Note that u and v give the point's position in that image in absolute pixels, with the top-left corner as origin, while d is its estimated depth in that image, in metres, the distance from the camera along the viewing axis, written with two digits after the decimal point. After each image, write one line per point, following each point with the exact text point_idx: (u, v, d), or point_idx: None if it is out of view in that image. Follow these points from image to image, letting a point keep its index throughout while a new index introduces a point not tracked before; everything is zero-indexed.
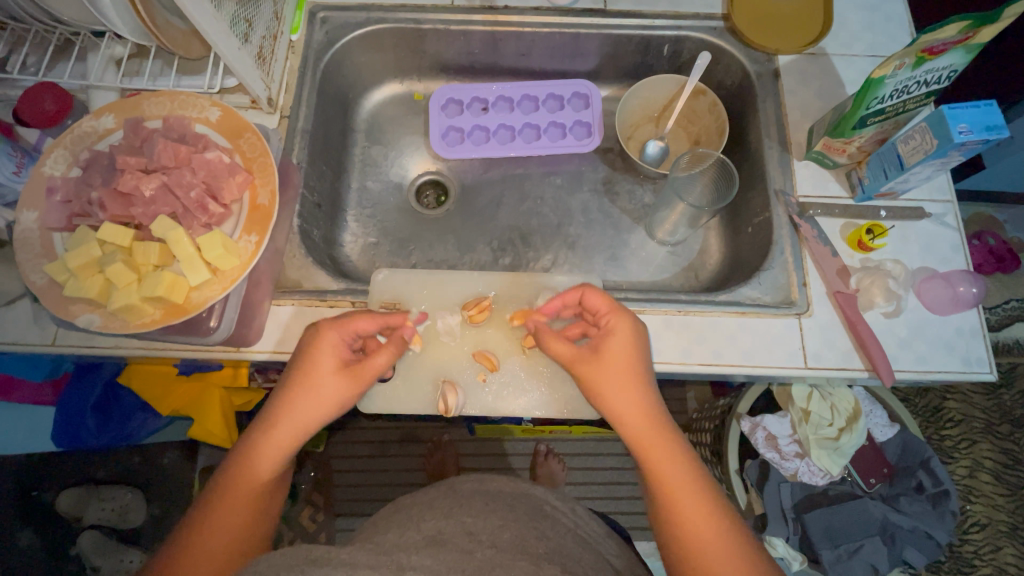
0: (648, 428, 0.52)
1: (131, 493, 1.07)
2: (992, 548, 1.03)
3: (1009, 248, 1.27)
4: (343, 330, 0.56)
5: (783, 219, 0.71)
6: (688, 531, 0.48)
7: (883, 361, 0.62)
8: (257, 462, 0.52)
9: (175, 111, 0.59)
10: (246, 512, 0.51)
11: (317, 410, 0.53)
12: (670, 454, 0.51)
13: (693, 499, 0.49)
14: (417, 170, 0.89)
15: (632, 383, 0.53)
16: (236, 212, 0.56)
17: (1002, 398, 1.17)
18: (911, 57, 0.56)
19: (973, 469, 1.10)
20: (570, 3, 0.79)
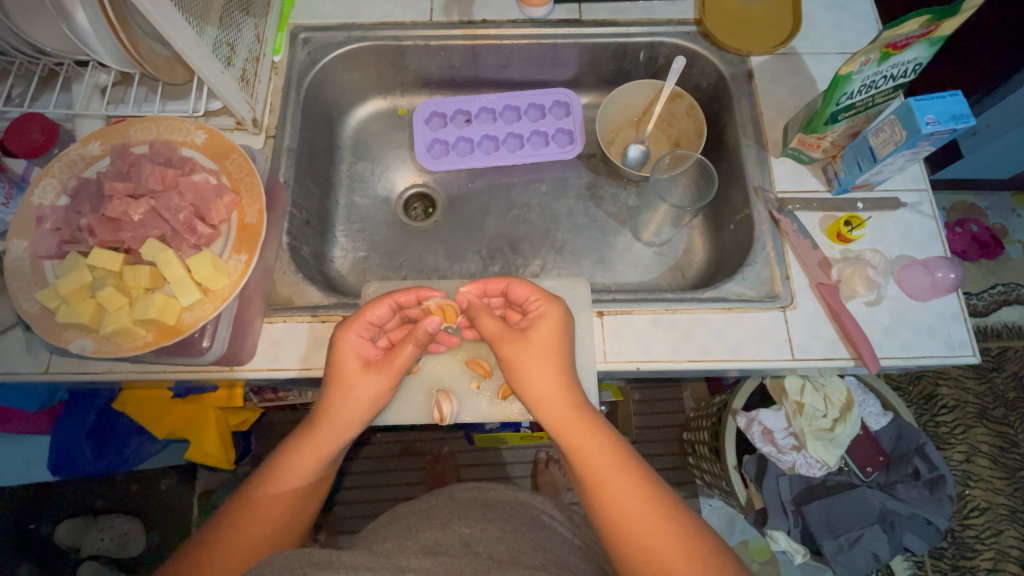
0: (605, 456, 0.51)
1: (130, 521, 1.04)
2: (993, 533, 1.07)
3: (992, 234, 1.35)
4: (361, 323, 0.57)
5: (763, 215, 0.72)
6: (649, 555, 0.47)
7: (867, 348, 0.64)
8: (297, 464, 0.53)
9: (162, 135, 0.60)
10: (287, 510, 0.52)
11: (359, 411, 0.55)
12: (637, 500, 0.49)
13: (654, 525, 0.48)
14: (403, 184, 0.90)
15: (585, 434, 0.52)
16: (225, 232, 0.57)
17: (994, 382, 1.20)
18: (877, 52, 0.58)
19: (970, 454, 1.13)
20: (545, 14, 0.81)
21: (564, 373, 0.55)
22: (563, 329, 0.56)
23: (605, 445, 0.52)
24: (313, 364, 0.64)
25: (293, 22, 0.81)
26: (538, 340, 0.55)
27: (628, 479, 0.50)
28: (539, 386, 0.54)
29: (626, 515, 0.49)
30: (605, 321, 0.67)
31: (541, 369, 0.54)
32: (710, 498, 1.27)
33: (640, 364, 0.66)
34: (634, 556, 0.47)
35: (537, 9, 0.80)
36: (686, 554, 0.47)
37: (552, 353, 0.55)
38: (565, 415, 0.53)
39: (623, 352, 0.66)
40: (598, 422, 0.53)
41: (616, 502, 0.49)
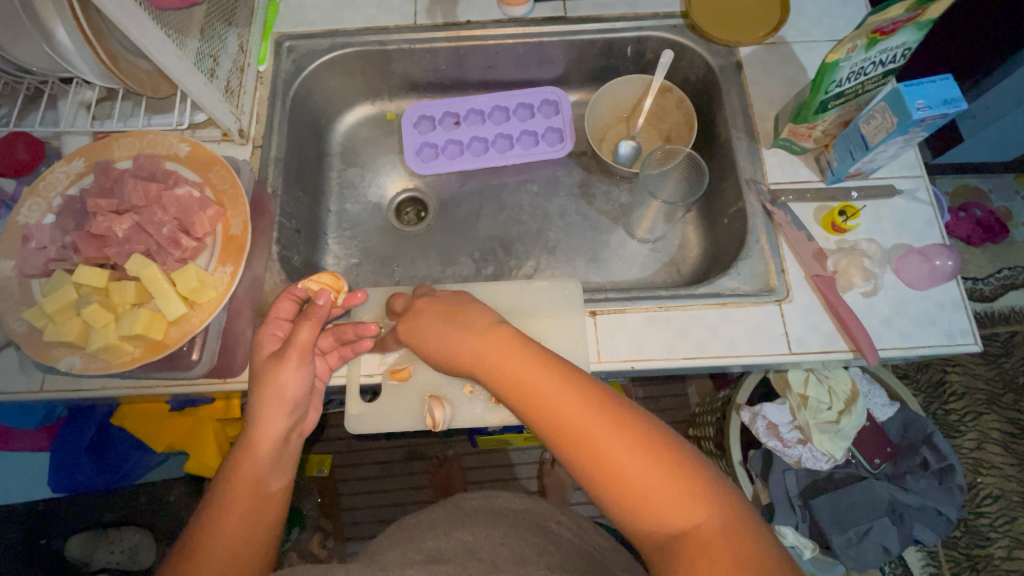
0: (527, 374, 0.49)
1: (139, 534, 1.07)
2: (1008, 521, 1.10)
3: (996, 219, 1.39)
4: (272, 323, 0.59)
5: (756, 208, 0.71)
6: (596, 458, 0.45)
7: (865, 339, 0.62)
8: (240, 471, 0.53)
9: (145, 149, 0.60)
10: (246, 521, 0.52)
11: (281, 407, 0.55)
12: (577, 405, 0.47)
13: (593, 427, 0.45)
14: (394, 189, 0.89)
15: (505, 358, 0.51)
16: (210, 245, 0.56)
17: (1004, 366, 1.23)
18: (864, 38, 0.57)
19: (980, 441, 1.16)
20: (526, 12, 0.80)
21: (463, 319, 0.56)
22: (443, 296, 0.59)
23: (527, 363, 0.50)
24: None
25: (277, 31, 0.80)
26: (429, 301, 0.59)
27: (554, 386, 0.48)
28: (445, 331, 0.56)
29: (564, 424, 0.46)
30: (598, 321, 0.66)
31: (437, 319, 0.57)
32: None
33: (634, 364, 0.65)
34: (586, 464, 0.45)
35: (518, 7, 0.79)
36: (625, 446, 0.44)
37: (443, 314, 0.57)
38: (481, 345, 0.53)
39: (617, 351, 0.65)
40: (517, 338, 0.52)
41: (552, 418, 0.47)
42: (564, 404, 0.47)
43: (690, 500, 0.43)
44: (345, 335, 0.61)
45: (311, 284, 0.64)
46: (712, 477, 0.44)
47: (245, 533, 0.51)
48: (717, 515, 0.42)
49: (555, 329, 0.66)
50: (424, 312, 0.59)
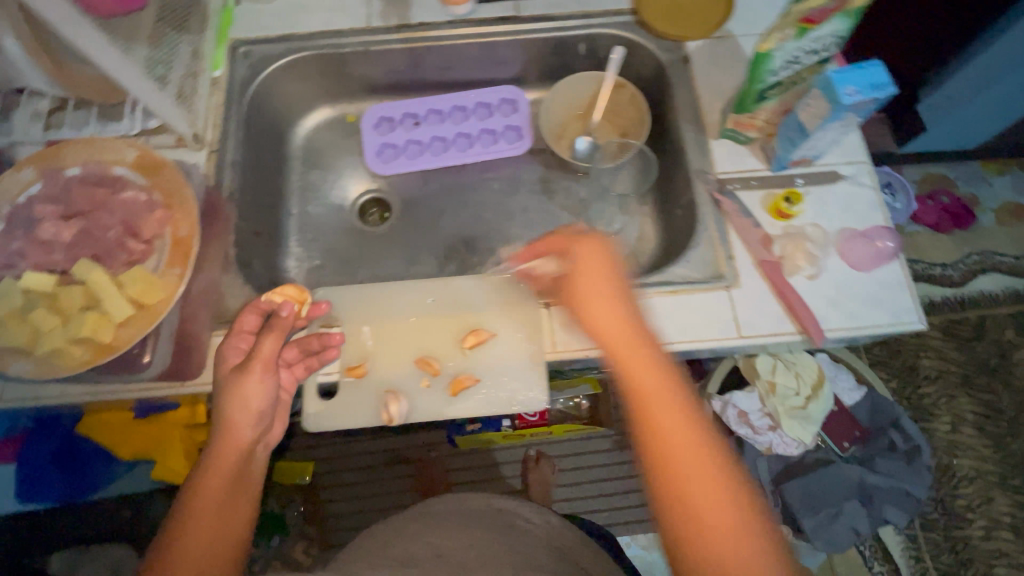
0: (657, 386, 0.52)
1: None
2: (984, 500, 1.22)
3: (962, 205, 1.47)
4: (235, 336, 0.59)
5: (705, 197, 0.73)
6: (677, 474, 0.48)
7: (812, 321, 0.64)
8: (205, 485, 0.54)
9: (91, 154, 0.59)
10: (211, 533, 0.52)
11: (246, 416, 0.56)
12: (676, 429, 0.49)
13: (686, 449, 0.48)
14: (356, 191, 0.90)
15: (637, 360, 0.53)
16: (158, 247, 0.56)
17: (976, 349, 1.35)
18: (793, 28, 0.58)
19: (958, 423, 1.29)
20: (468, 12, 0.82)
21: (625, 306, 0.57)
22: (607, 266, 0.59)
23: (659, 371, 0.52)
24: None
25: (233, 37, 0.81)
26: (588, 275, 0.58)
27: (669, 404, 0.51)
28: (598, 315, 0.56)
29: (664, 443, 0.49)
30: (555, 312, 0.66)
31: (601, 298, 0.57)
32: None
33: (590, 352, 0.65)
34: (657, 468, 0.49)
35: (460, 7, 0.82)
36: (711, 477, 0.47)
37: (612, 295, 0.57)
38: (622, 340, 0.55)
39: (573, 341, 0.66)
40: (655, 348, 0.54)
41: (653, 431, 0.50)
42: (665, 416, 0.50)
43: (750, 541, 0.45)
44: (309, 346, 0.63)
45: (275, 297, 0.62)
46: (762, 512, 0.47)
47: (211, 546, 0.52)
48: (759, 556, 0.45)
49: (510, 321, 0.67)
50: (580, 285, 0.58)
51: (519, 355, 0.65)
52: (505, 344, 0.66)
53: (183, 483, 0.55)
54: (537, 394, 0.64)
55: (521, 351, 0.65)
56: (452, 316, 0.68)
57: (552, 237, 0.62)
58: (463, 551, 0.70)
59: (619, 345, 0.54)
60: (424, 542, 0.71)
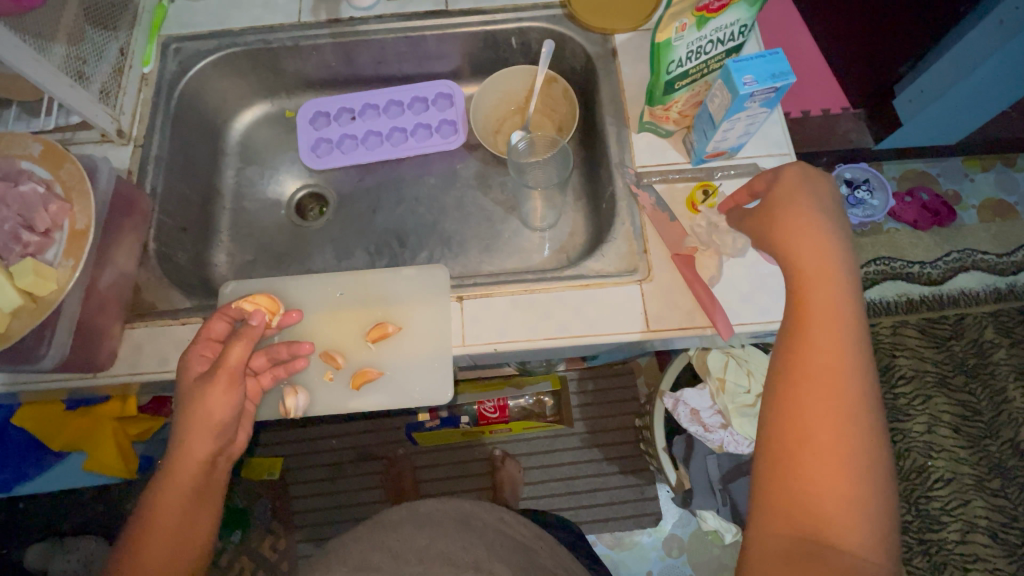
0: (817, 342, 0.50)
1: (95, 542, 1.08)
2: (959, 503, 1.19)
3: (942, 202, 1.45)
4: (201, 343, 0.58)
5: (622, 190, 0.72)
6: (797, 436, 0.47)
7: (720, 315, 0.63)
8: (167, 493, 0.54)
9: (2, 149, 0.61)
10: (171, 545, 0.54)
11: (203, 433, 0.54)
12: (827, 375, 0.48)
13: (818, 415, 0.47)
14: (294, 187, 0.90)
15: (831, 302, 0.51)
16: (57, 239, 0.57)
17: (953, 349, 1.31)
18: (691, 16, 0.57)
19: (932, 424, 1.25)
20: (368, 6, 0.82)
21: (834, 242, 0.53)
22: (812, 186, 0.55)
23: (833, 316, 0.50)
24: (171, 365, 0.65)
25: (164, 33, 0.81)
26: (805, 199, 0.54)
27: (823, 365, 0.49)
28: (812, 243, 0.53)
29: (799, 405, 0.48)
30: (464, 306, 0.66)
31: (807, 228, 0.53)
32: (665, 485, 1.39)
33: (497, 346, 0.65)
34: (778, 431, 0.48)
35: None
36: (838, 450, 0.45)
37: (819, 236, 0.53)
38: (818, 271, 0.52)
39: (481, 335, 0.65)
40: (846, 295, 0.51)
41: (807, 396, 0.48)
42: (806, 381, 0.48)
43: (859, 528, 0.43)
44: (278, 355, 0.63)
45: (245, 306, 0.64)
46: (880, 497, 0.45)
47: (173, 551, 0.54)
48: (862, 544, 0.43)
49: (417, 316, 0.67)
50: (788, 206, 0.54)
51: (423, 349, 0.66)
52: (411, 338, 0.66)
53: (143, 495, 0.56)
54: (438, 387, 0.65)
55: (425, 345, 0.66)
56: (358, 309, 0.68)
57: (783, 165, 0.57)
58: (421, 544, 0.73)
59: (815, 296, 0.51)
60: (382, 545, 0.74)
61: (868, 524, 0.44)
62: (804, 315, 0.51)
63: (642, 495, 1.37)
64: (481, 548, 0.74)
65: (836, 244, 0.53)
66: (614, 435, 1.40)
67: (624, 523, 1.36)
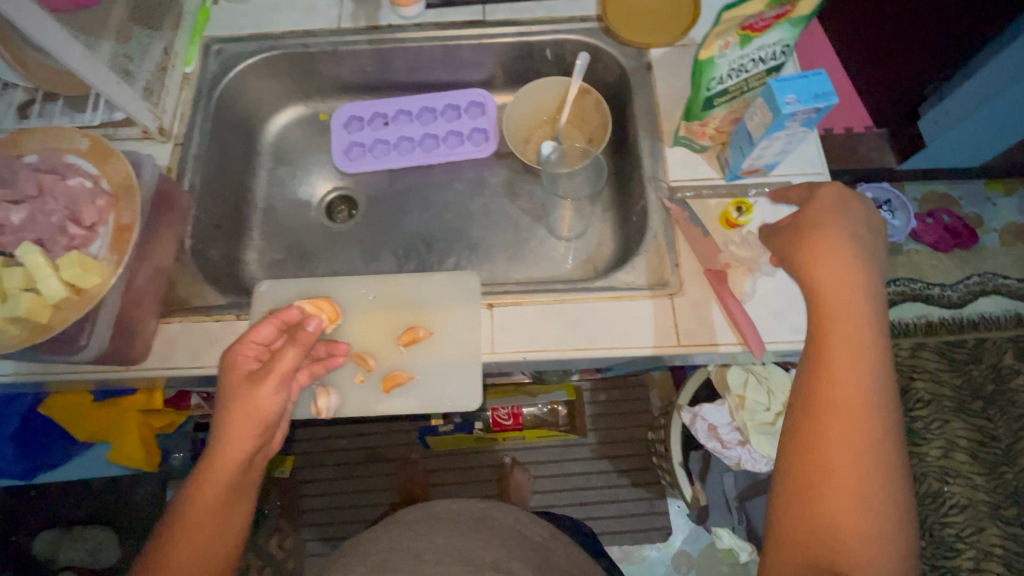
0: (840, 372, 0.49)
1: (103, 532, 1.12)
2: (974, 530, 1.17)
3: (964, 223, 1.44)
4: (246, 343, 0.57)
5: (655, 204, 0.72)
6: (817, 467, 0.47)
7: (752, 333, 0.63)
8: (206, 490, 0.54)
9: (51, 144, 0.62)
10: (206, 542, 0.54)
11: (249, 430, 0.55)
12: (851, 411, 0.48)
13: (838, 447, 0.47)
14: (324, 189, 0.91)
15: (859, 337, 0.50)
16: (101, 233, 0.58)
17: (971, 373, 1.30)
18: (735, 35, 0.58)
19: (948, 449, 1.24)
20: (419, 12, 0.83)
21: (863, 269, 0.52)
22: (844, 210, 0.55)
23: (858, 346, 0.50)
24: (204, 362, 0.66)
25: (207, 34, 0.83)
26: (846, 225, 0.54)
27: (846, 397, 0.48)
28: (838, 270, 0.52)
29: (819, 436, 0.48)
30: (495, 313, 0.66)
31: (841, 256, 0.52)
32: (676, 499, 1.38)
33: (526, 355, 0.65)
34: (796, 460, 0.49)
35: (411, 8, 0.82)
36: (856, 482, 0.46)
37: (846, 264, 0.52)
38: (840, 304, 0.51)
39: (511, 342, 0.65)
40: (869, 324, 0.51)
41: (826, 426, 0.48)
42: (828, 411, 0.48)
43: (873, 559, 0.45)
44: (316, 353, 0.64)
45: (306, 308, 0.64)
46: (896, 527, 0.46)
47: (208, 548, 0.55)
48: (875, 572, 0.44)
49: (447, 321, 0.67)
50: (819, 230, 0.54)
51: (455, 356, 0.66)
52: (442, 344, 0.66)
53: (181, 489, 0.56)
54: (467, 393, 0.65)
55: (456, 351, 0.66)
56: (392, 312, 0.68)
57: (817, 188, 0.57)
58: (436, 543, 0.72)
59: (839, 325, 0.51)
60: (401, 547, 0.74)
61: (882, 553, 0.45)
62: (827, 347, 0.50)
63: (652, 510, 1.36)
64: (499, 547, 0.74)
65: (866, 274, 0.52)
66: (626, 447, 1.39)
67: (632, 536, 1.35)
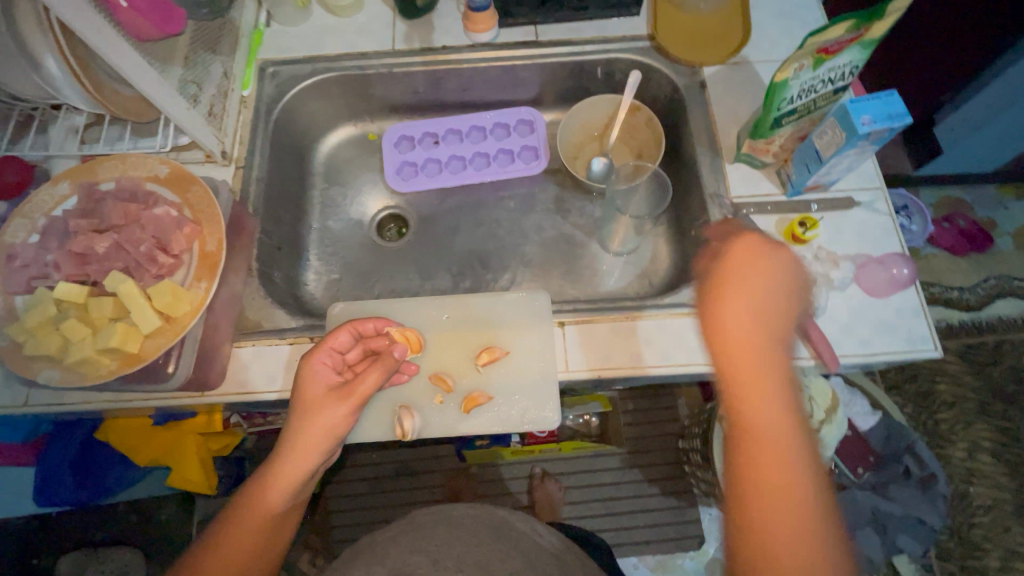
0: (770, 434, 0.46)
1: (131, 553, 0.95)
2: (1000, 530, 1.18)
3: (979, 228, 1.46)
4: (326, 352, 0.58)
5: (719, 220, 0.73)
6: (764, 541, 0.44)
7: (827, 348, 0.64)
8: (267, 491, 0.54)
9: (128, 171, 0.62)
10: (254, 545, 0.53)
11: (319, 444, 0.54)
12: (774, 444, 0.46)
13: (781, 516, 0.44)
14: (375, 207, 0.92)
15: (776, 390, 0.47)
16: (187, 261, 0.58)
17: (992, 375, 1.31)
18: (810, 58, 0.59)
19: (972, 450, 1.24)
20: (492, 38, 0.84)
21: (770, 320, 0.50)
22: (759, 255, 0.51)
23: (781, 402, 0.47)
24: (282, 386, 0.66)
25: (262, 57, 0.84)
26: (755, 267, 0.51)
27: (776, 460, 0.45)
28: (752, 321, 0.49)
29: (757, 505, 0.45)
30: (567, 331, 0.67)
31: (745, 306, 0.50)
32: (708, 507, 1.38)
33: (601, 372, 0.65)
34: (743, 533, 0.45)
35: (485, 33, 0.83)
36: (806, 554, 0.43)
37: (756, 315, 0.50)
38: (755, 358, 0.48)
39: (585, 361, 0.66)
40: (788, 378, 0.48)
41: (765, 493, 0.45)
42: (767, 476, 0.45)
43: None
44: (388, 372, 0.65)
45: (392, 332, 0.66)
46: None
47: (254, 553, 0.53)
48: None
49: (521, 340, 0.68)
50: (727, 282, 0.51)
51: (533, 377, 0.66)
52: (519, 364, 0.67)
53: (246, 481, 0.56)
54: (545, 411, 0.65)
55: (532, 370, 0.66)
56: (465, 332, 0.69)
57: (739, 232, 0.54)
58: None
59: (760, 381, 0.48)
60: (420, 550, 0.66)
61: None
62: (742, 393, 0.48)
63: (685, 518, 1.36)
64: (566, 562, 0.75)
65: (773, 325, 0.50)
66: (659, 455, 1.40)
67: (666, 546, 1.35)
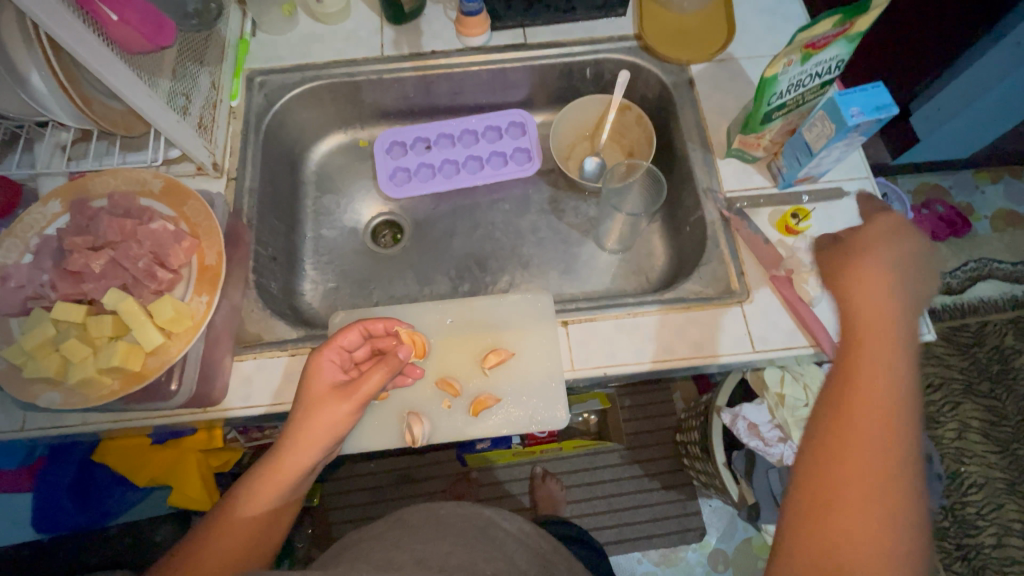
0: (866, 400, 0.46)
1: None
2: (994, 507, 1.13)
3: (957, 213, 1.51)
4: (333, 350, 0.58)
5: (714, 215, 0.75)
6: (835, 491, 0.43)
7: (826, 337, 0.65)
8: (260, 490, 0.53)
9: (121, 187, 0.61)
10: (238, 546, 0.51)
11: (314, 444, 0.54)
12: (875, 406, 0.46)
13: (856, 475, 0.43)
14: (370, 214, 0.92)
15: (894, 362, 0.48)
16: (186, 275, 0.58)
17: (977, 355, 1.29)
18: (798, 53, 0.60)
19: (962, 430, 1.21)
20: (484, 41, 0.84)
21: (902, 308, 0.51)
22: (897, 247, 0.54)
23: (888, 376, 0.47)
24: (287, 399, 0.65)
25: (249, 67, 0.83)
26: (883, 249, 0.54)
27: (871, 424, 0.45)
28: (881, 300, 0.51)
29: (836, 461, 0.44)
30: (570, 330, 0.67)
31: (882, 286, 0.52)
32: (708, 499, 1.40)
33: (607, 369, 0.66)
34: (811, 484, 0.44)
35: (477, 37, 0.83)
36: (871, 514, 0.42)
37: (884, 298, 0.51)
38: (876, 333, 0.50)
39: (590, 359, 0.66)
40: (903, 360, 0.48)
41: (847, 449, 0.44)
42: (854, 434, 0.45)
43: None
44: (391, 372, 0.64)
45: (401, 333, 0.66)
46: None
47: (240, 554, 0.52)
48: None
49: (527, 342, 0.68)
50: (864, 260, 0.54)
51: (541, 379, 0.66)
52: (526, 365, 0.67)
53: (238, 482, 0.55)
54: (554, 411, 0.66)
55: (539, 371, 0.67)
56: (471, 335, 0.70)
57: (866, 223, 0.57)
58: None
59: (872, 355, 0.48)
60: (403, 548, 0.59)
61: None
62: (859, 346, 0.49)
63: (685, 511, 1.38)
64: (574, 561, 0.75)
65: (906, 313, 0.51)
66: (658, 450, 1.41)
67: (669, 539, 1.36)
